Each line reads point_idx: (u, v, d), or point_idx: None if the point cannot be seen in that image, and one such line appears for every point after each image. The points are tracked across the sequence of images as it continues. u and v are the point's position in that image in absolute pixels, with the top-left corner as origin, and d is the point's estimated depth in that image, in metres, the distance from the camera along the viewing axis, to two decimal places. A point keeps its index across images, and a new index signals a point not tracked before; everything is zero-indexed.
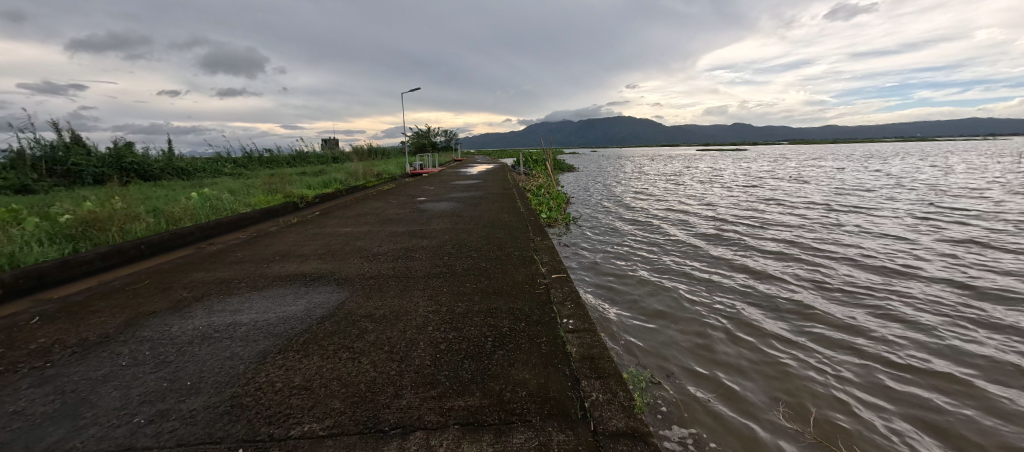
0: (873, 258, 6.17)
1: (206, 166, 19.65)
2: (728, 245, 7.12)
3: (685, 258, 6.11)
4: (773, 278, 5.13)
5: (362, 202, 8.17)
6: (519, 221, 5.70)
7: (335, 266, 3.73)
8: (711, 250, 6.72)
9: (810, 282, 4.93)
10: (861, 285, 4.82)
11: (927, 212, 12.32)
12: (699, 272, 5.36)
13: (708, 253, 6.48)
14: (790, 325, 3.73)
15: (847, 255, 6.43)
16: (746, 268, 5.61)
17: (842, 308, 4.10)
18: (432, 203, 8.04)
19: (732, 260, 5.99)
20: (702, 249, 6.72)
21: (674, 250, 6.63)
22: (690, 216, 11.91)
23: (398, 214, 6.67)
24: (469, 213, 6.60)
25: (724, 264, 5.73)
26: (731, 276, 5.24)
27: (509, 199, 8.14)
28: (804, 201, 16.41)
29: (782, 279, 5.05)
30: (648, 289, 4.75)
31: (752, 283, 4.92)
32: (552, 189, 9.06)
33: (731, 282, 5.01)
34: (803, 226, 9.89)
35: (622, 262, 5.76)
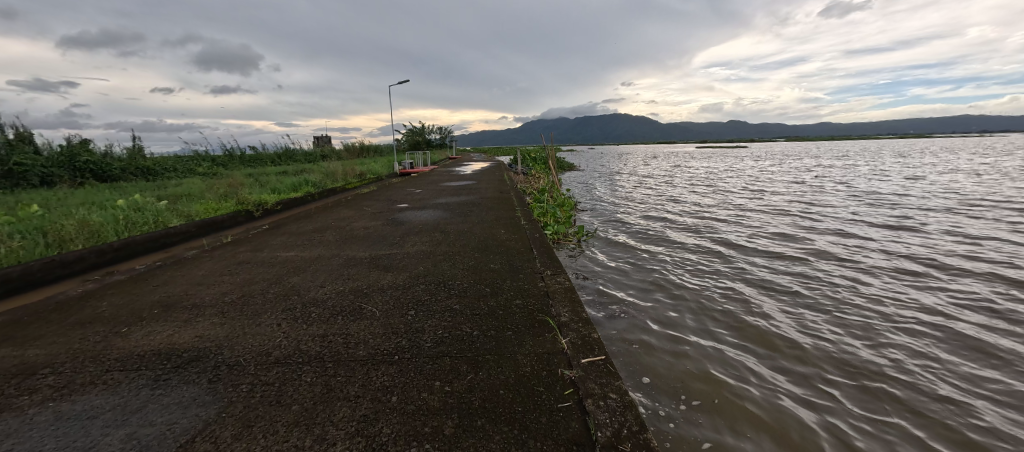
0: (957, 274, 4.96)
1: (177, 166, 18.10)
2: (772, 255, 5.82)
3: (727, 276, 4.81)
4: (856, 310, 3.87)
5: (330, 210, 6.80)
6: (519, 241, 4.38)
7: (233, 330, 2.37)
8: (754, 262, 5.43)
9: (906, 318, 3.70)
10: (976, 322, 3.61)
11: (964, 211, 11.21)
12: (755, 301, 4.10)
13: (754, 268, 5.18)
14: (919, 403, 2.55)
15: (924, 268, 5.20)
16: (812, 291, 4.36)
17: (978, 370, 2.89)
18: (413, 211, 6.71)
19: (788, 280, 4.72)
20: (743, 262, 5.46)
21: (710, 265, 5.32)
22: (710, 217, 10.59)
23: (366, 228, 5.31)
24: (455, 227, 5.27)
25: (779, 286, 4.49)
26: (798, 305, 3.98)
27: (506, 207, 6.82)
28: (823, 200, 15.24)
29: (870, 313, 3.80)
30: (695, 329, 3.48)
31: (831, 319, 3.68)
32: (557, 194, 7.75)
33: (802, 316, 3.75)
34: (843, 227, 8.64)
35: (650, 286, 4.49)
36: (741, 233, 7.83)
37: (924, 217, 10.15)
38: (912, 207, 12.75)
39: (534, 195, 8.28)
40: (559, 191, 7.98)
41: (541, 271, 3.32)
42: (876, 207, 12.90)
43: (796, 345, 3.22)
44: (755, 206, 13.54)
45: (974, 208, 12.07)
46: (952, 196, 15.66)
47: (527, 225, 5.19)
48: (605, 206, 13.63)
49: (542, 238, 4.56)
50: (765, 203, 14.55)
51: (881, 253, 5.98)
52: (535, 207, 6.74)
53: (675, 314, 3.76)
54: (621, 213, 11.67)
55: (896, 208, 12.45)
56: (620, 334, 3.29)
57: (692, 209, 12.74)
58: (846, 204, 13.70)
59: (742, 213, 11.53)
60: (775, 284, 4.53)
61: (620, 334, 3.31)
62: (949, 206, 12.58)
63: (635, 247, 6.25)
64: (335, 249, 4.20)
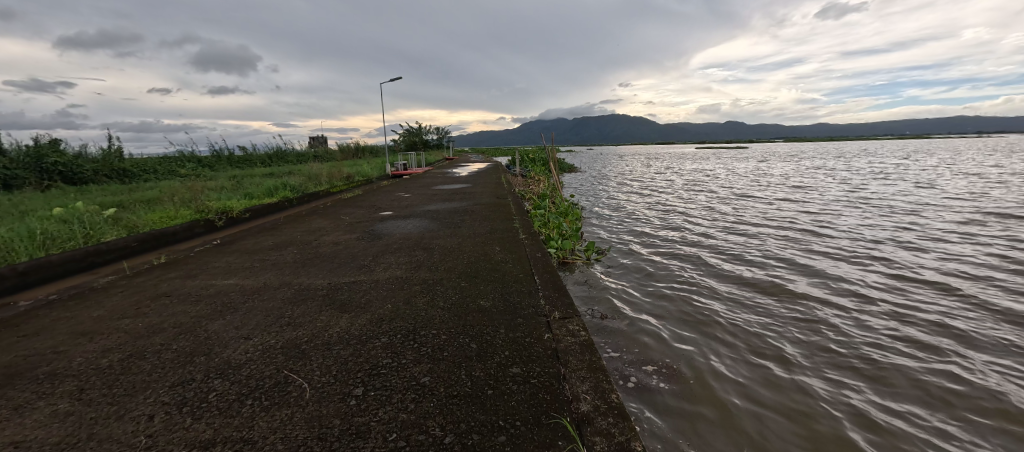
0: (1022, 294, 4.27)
1: (158, 167, 17.20)
2: (811, 272, 5.02)
3: (768, 304, 4.02)
4: (933, 351, 3.13)
5: (300, 220, 5.95)
6: (516, 264, 3.55)
7: (78, 430, 1.54)
8: (794, 283, 4.64)
9: (994, 361, 2.98)
10: None
11: (985, 217, 10.63)
12: (804, 336, 3.35)
13: (797, 291, 4.39)
14: None
15: (981, 287, 4.50)
16: (866, 322, 3.62)
17: None
18: (395, 221, 5.92)
19: (833, 305, 3.99)
20: (781, 283, 4.66)
21: (743, 287, 4.52)
22: (723, 223, 9.79)
23: (335, 244, 4.50)
24: (441, 242, 4.48)
25: (825, 316, 3.75)
26: (857, 344, 3.24)
27: (502, 216, 6.00)
28: (833, 203, 14.62)
29: (951, 355, 3.07)
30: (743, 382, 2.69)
31: (902, 363, 2.96)
32: (560, 201, 6.96)
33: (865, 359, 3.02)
34: (874, 236, 7.87)
35: (678, 317, 3.69)
36: (763, 241, 7.06)
37: (947, 224, 9.53)
38: (934, 212, 12.03)
39: (534, 202, 7.44)
40: (561, 197, 7.18)
41: (545, 312, 2.50)
42: (896, 212, 12.15)
43: (891, 413, 2.43)
44: (767, 210, 12.77)
45: (994, 213, 11.49)
46: (970, 199, 14.97)
47: (526, 240, 4.39)
48: (609, 210, 12.82)
49: (544, 259, 3.75)
50: (778, 206, 13.77)
51: (936, 270, 5.19)
52: (536, 217, 5.88)
53: (715, 360, 2.95)
54: (627, 218, 10.88)
55: (919, 213, 11.70)
56: (647, 392, 2.49)
57: (702, 214, 11.96)
58: (864, 208, 12.94)
59: (756, 218, 10.75)
60: (830, 316, 3.74)
61: (646, 390, 2.50)
62: (967, 211, 11.99)
63: (648, 263, 5.48)
64: (287, 275, 3.36)
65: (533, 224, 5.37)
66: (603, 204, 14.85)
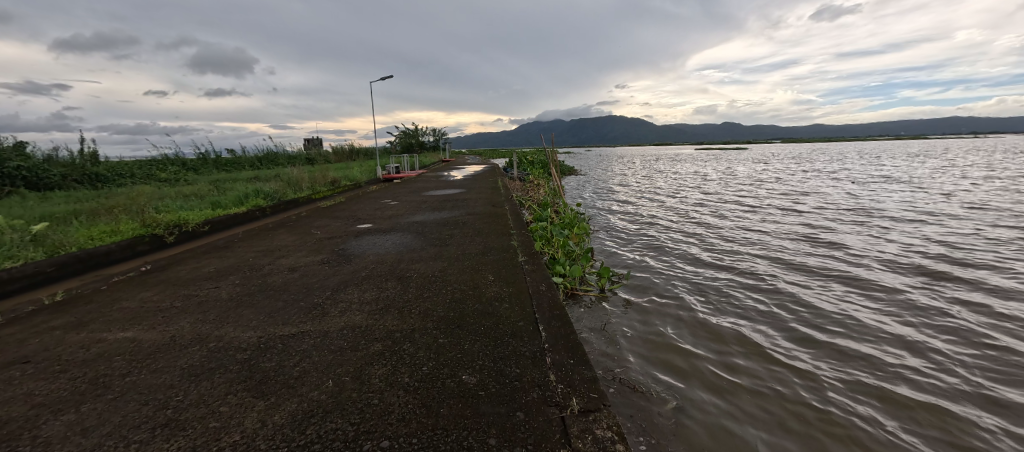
0: None
1: (135, 172, 16.21)
2: (865, 297, 4.26)
3: (833, 346, 3.24)
4: None
5: (260, 236, 5.08)
6: (515, 303, 2.72)
7: None
8: (852, 313, 3.87)
9: None
10: None
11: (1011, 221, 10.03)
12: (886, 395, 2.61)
13: (859, 325, 3.62)
14: None
15: None
16: (953, 371, 2.89)
17: None
18: (374, 235, 5.09)
19: (903, 345, 3.26)
20: (836, 312, 3.89)
21: (793, 319, 3.74)
22: (739, 230, 9.02)
23: (291, 269, 3.66)
24: (420, 266, 3.65)
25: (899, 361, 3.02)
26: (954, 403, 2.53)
27: (497, 230, 5.19)
28: (845, 206, 14.01)
29: None
30: None
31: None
32: (564, 213, 6.17)
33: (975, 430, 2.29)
34: (911, 244, 7.12)
35: (721, 364, 2.91)
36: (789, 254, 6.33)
37: (976, 231, 8.89)
38: (960, 215, 11.30)
39: (534, 211, 6.62)
40: (566, 207, 6.37)
41: (557, 400, 1.67)
42: (919, 216, 11.43)
43: None
44: (781, 214, 11.99)
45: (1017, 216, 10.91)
46: (986, 200, 14.42)
47: (524, 266, 3.55)
48: (613, 215, 12.05)
49: (550, 294, 2.93)
50: (791, 209, 13.01)
51: (1009, 291, 4.45)
52: (537, 231, 5.07)
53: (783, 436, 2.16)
54: (633, 225, 10.09)
55: (945, 216, 10.96)
56: None
57: (713, 218, 11.18)
58: (883, 211, 12.23)
59: (773, 224, 9.98)
60: (917, 363, 2.98)
61: None
62: (988, 213, 11.42)
63: (667, 284, 4.71)
64: (210, 324, 2.52)
65: (534, 240, 4.56)
66: (606, 208, 14.09)
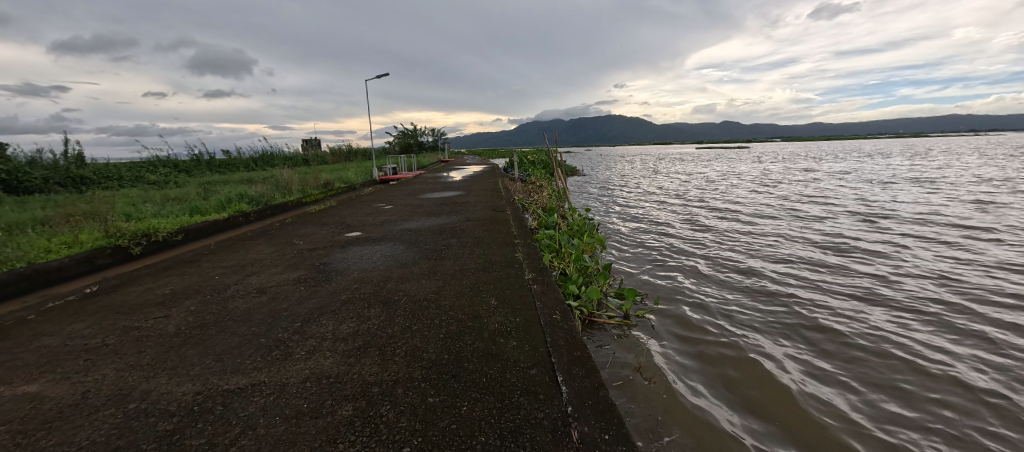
0: None
1: (124, 174, 15.73)
2: (919, 310, 3.79)
3: (900, 373, 2.76)
4: None
5: (234, 247, 4.55)
6: (522, 340, 2.19)
7: None
8: (910, 329, 3.40)
9: None
10: None
11: None
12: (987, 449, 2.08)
13: (923, 344, 3.15)
14: None
15: None
16: None
17: None
18: (361, 246, 4.57)
19: (984, 374, 2.73)
20: (890, 328, 3.42)
21: (843, 337, 3.28)
22: (757, 230, 8.51)
23: (259, 291, 3.14)
24: (410, 287, 3.12)
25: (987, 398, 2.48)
26: None
27: (498, 239, 4.66)
28: (859, 203, 13.47)
29: None
30: None
31: None
32: (573, 221, 5.64)
33: None
34: (946, 246, 6.63)
35: (774, 405, 2.38)
36: (817, 257, 5.79)
37: (1007, 229, 8.34)
38: (986, 212, 10.78)
39: (539, 217, 6.08)
40: (573, 214, 5.85)
41: None
42: (941, 213, 10.87)
43: None
44: (796, 213, 11.48)
45: None
46: (1005, 196, 13.85)
47: (531, 288, 3.03)
48: (619, 215, 11.52)
49: (566, 325, 2.41)
50: (805, 208, 12.49)
51: None
52: (544, 241, 4.55)
53: None
54: (642, 225, 9.55)
55: (970, 214, 10.43)
56: None
57: (726, 216, 10.65)
58: (903, 209, 11.68)
59: (790, 222, 9.47)
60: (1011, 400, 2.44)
61: None
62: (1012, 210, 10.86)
63: (691, 296, 4.17)
64: (141, 372, 2.00)
65: (542, 253, 4.03)
66: (611, 207, 13.57)
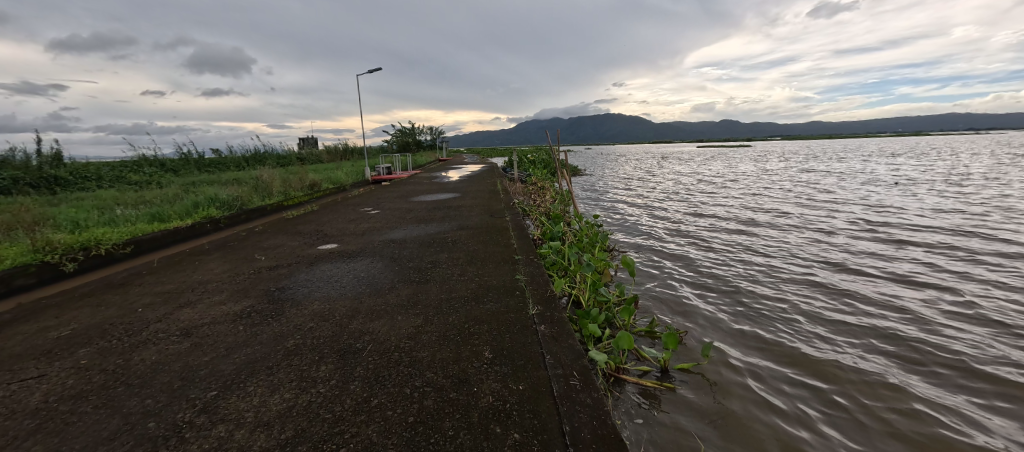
0: None
1: (105, 175, 14.97)
2: (1001, 341, 3.15)
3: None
4: None
5: (180, 265, 3.80)
6: (529, 432, 1.49)
7: None
8: (1005, 371, 2.75)
9: None
10: None
11: None
12: None
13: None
14: None
15: None
16: None
17: None
18: (332, 263, 3.86)
19: None
20: (982, 371, 2.76)
21: (928, 384, 2.62)
22: (780, 235, 7.81)
23: (182, 332, 2.42)
24: (380, 327, 2.41)
25: None
26: None
27: (496, 254, 3.94)
28: (876, 203, 12.76)
29: None
30: None
31: None
32: (581, 231, 4.92)
33: None
34: (998, 254, 5.94)
35: None
36: (854, 270, 5.12)
37: None
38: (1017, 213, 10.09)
39: (542, 226, 5.36)
40: (581, 222, 5.13)
41: None
42: (968, 213, 10.17)
43: None
44: (813, 214, 10.77)
45: None
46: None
47: (537, 330, 2.32)
48: (625, 218, 10.84)
49: (589, 398, 1.70)
50: (823, 208, 11.79)
51: None
52: (549, 257, 3.84)
53: None
54: (651, 229, 8.88)
55: (1007, 214, 9.70)
56: None
57: (742, 220, 9.96)
58: (930, 209, 10.96)
59: (813, 226, 8.78)
60: None
61: None
62: None
63: (723, 322, 3.49)
64: None
65: (548, 276, 3.33)
66: (615, 208, 12.88)
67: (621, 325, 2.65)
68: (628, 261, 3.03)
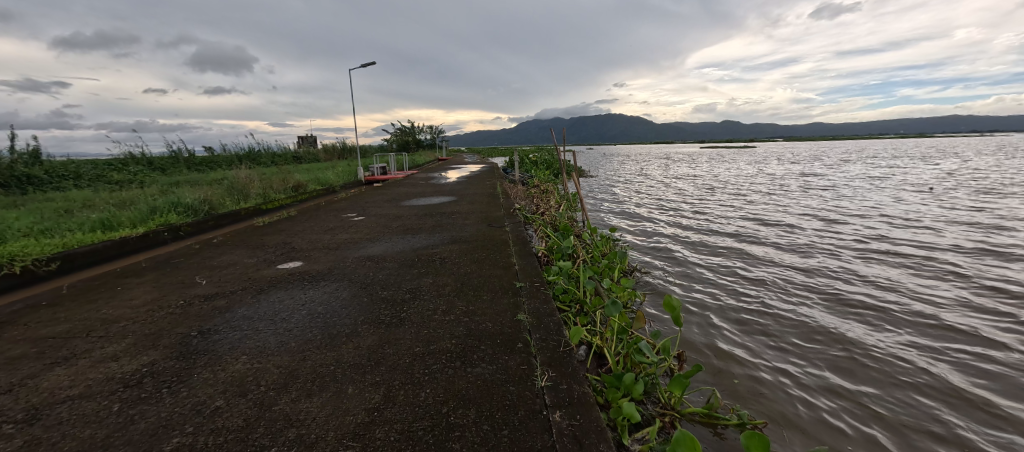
0: None
1: (84, 174, 14.15)
2: None
3: None
4: None
5: (95, 293, 3.01)
6: None
7: None
8: None
9: None
10: None
11: None
12: None
13: None
14: None
15: None
16: None
17: None
18: (286, 289, 3.07)
19: None
20: None
21: None
22: (812, 242, 7.00)
23: (19, 421, 1.62)
24: (315, 412, 1.62)
25: None
26: None
27: (492, 279, 3.15)
28: (900, 205, 12.01)
29: None
30: None
31: None
32: (594, 247, 4.14)
33: None
34: None
35: None
36: (907, 293, 4.41)
37: None
38: None
39: (548, 239, 4.56)
40: (594, 235, 4.34)
41: None
42: (1003, 218, 9.44)
43: None
44: (836, 217, 10.00)
45: None
46: None
47: (548, 420, 1.55)
48: (635, 220, 10.07)
49: None
50: (847, 212, 10.98)
51: None
52: (560, 286, 3.05)
53: None
54: (666, 234, 8.11)
55: None
56: None
57: (764, 223, 9.13)
58: (966, 213, 10.15)
59: (844, 230, 7.98)
60: None
61: None
62: None
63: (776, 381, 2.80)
64: None
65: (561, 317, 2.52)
66: (624, 210, 12.10)
67: (666, 403, 1.85)
68: (672, 303, 2.22)
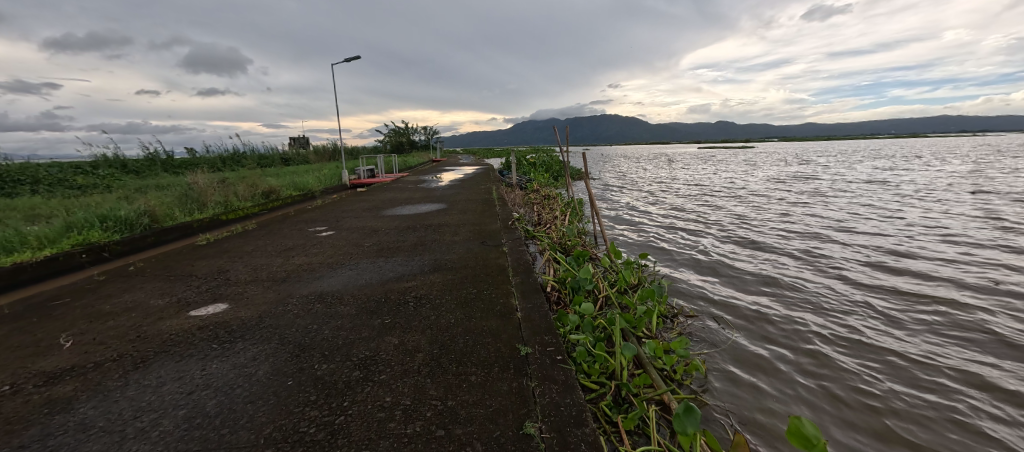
0: None
1: (44, 178, 12.95)
2: None
3: None
4: None
5: None
6: None
7: None
8: None
9: None
10: None
11: None
12: None
13: None
14: None
15: None
16: None
17: None
18: (177, 358, 2.07)
19: None
20: None
21: None
22: (855, 251, 6.12)
23: None
24: None
25: None
26: None
27: (485, 337, 2.19)
28: (924, 205, 11.21)
29: None
30: None
31: None
32: (618, 276, 3.18)
33: None
34: None
35: None
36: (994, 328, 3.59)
37: None
38: None
39: (557, 265, 3.62)
40: (616, 260, 3.38)
41: None
42: None
43: None
44: (863, 218, 9.16)
45: None
46: None
47: None
48: (645, 223, 9.16)
49: None
50: (872, 212, 10.14)
51: None
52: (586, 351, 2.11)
53: None
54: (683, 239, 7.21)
55: None
56: None
57: (790, 226, 8.21)
58: (1005, 214, 9.30)
59: (881, 235, 7.13)
60: None
61: None
62: None
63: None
64: None
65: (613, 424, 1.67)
66: (631, 213, 11.16)
67: None
68: (804, 429, 1.29)
